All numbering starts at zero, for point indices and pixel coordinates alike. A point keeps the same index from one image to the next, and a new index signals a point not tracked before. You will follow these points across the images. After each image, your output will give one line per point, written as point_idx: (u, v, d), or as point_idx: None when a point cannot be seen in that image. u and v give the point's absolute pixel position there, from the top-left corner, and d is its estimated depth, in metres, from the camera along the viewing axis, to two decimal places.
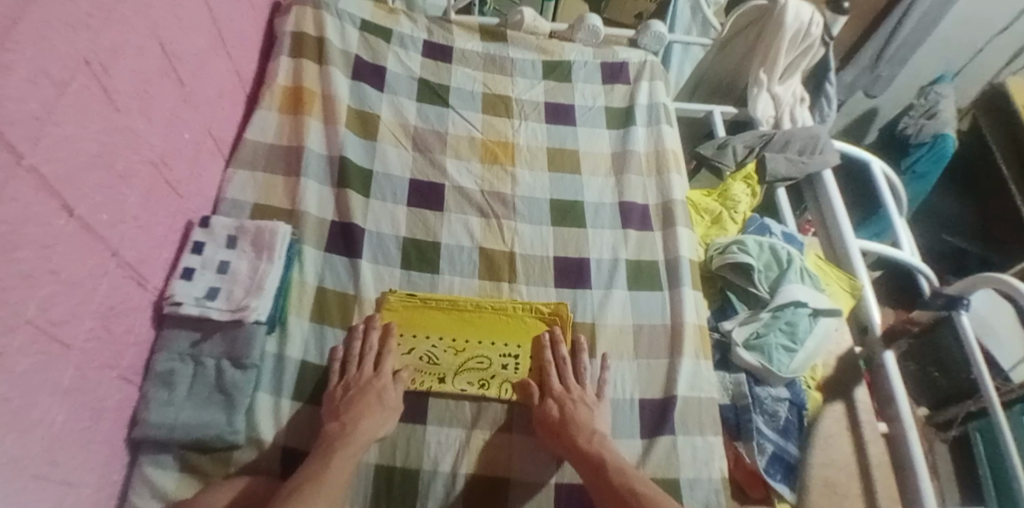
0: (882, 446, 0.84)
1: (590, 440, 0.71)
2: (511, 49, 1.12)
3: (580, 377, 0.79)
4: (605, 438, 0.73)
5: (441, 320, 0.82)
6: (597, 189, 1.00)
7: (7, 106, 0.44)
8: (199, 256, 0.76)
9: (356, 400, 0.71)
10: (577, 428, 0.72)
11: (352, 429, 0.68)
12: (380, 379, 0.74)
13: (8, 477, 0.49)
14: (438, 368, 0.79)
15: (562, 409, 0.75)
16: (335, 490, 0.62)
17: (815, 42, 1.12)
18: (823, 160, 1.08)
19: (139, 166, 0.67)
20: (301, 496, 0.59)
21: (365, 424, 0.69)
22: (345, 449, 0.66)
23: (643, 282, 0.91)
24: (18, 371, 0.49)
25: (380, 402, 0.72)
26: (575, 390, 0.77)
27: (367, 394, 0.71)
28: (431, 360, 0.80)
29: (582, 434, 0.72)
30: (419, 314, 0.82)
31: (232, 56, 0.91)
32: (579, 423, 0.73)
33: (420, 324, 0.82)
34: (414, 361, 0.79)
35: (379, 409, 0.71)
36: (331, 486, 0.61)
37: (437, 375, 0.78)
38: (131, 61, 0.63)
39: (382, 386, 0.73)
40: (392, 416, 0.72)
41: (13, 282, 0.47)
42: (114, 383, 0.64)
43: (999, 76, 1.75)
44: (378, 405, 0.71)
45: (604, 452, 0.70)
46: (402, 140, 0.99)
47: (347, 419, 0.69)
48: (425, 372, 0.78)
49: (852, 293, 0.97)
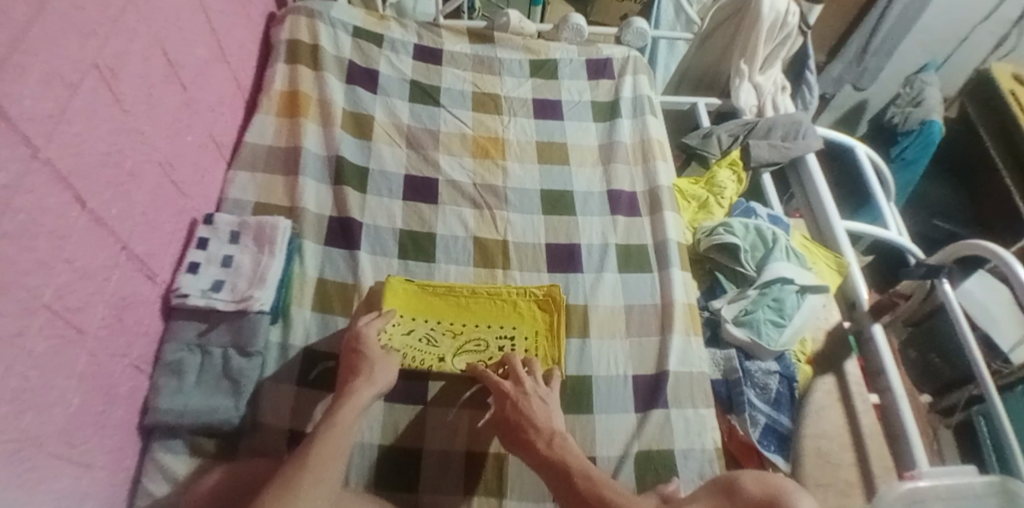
0: (873, 416, 0.86)
1: (550, 444, 0.68)
2: (499, 50, 1.16)
3: (528, 369, 0.78)
4: (566, 438, 0.69)
5: (438, 305, 0.85)
6: (586, 179, 1.03)
7: (24, 104, 0.48)
8: (203, 251, 0.80)
9: (348, 366, 0.72)
10: (536, 431, 0.69)
11: (347, 391, 0.69)
12: (366, 335, 0.75)
13: (27, 452, 0.51)
14: (437, 350, 0.81)
15: (516, 408, 0.72)
16: (332, 446, 0.61)
17: (792, 31, 1.16)
18: (805, 144, 1.11)
19: (146, 166, 0.70)
20: (285, 478, 0.58)
21: (359, 381, 0.70)
22: (337, 424, 0.64)
23: (633, 266, 0.94)
24: (36, 352, 0.51)
25: (371, 358, 0.72)
26: (526, 382, 0.75)
27: (357, 357, 0.73)
28: (431, 341, 0.82)
29: (542, 438, 0.69)
30: (415, 299, 0.85)
31: (231, 64, 0.96)
32: (538, 426, 0.70)
33: (418, 308, 0.84)
34: (413, 340, 0.81)
35: (365, 385, 0.70)
36: (320, 461, 0.59)
37: (436, 356, 0.81)
38: (136, 66, 0.67)
39: (372, 361, 0.72)
40: (381, 393, 0.71)
41: (32, 268, 0.51)
42: (127, 371, 0.67)
43: (985, 62, 1.78)
44: (364, 381, 0.70)
45: (566, 455, 0.66)
46: (396, 139, 1.02)
47: (343, 385, 0.70)
48: (424, 351, 0.81)
49: (838, 270, 0.99)
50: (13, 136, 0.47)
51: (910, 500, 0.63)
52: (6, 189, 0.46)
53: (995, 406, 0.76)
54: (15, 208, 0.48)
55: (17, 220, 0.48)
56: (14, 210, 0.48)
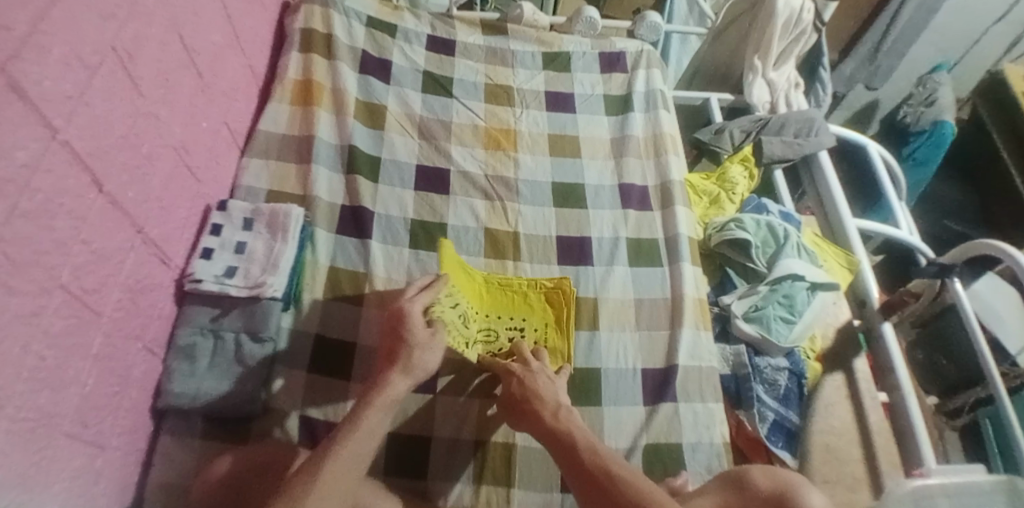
0: (881, 414, 0.87)
1: (556, 416, 0.68)
2: (512, 41, 1.16)
3: (536, 355, 0.79)
4: (572, 412, 0.70)
5: (466, 284, 0.84)
6: (597, 171, 1.04)
7: (44, 84, 0.48)
8: (217, 237, 0.80)
9: (390, 354, 0.69)
10: (541, 404, 0.70)
11: (380, 385, 0.65)
12: (411, 317, 0.71)
13: (43, 430, 0.52)
14: (467, 332, 0.79)
15: (522, 384, 0.72)
16: (351, 455, 0.58)
17: (807, 28, 1.15)
18: (818, 142, 1.10)
19: (161, 150, 0.70)
20: (300, 477, 0.56)
21: (394, 377, 0.66)
22: (364, 422, 0.61)
23: (643, 259, 0.94)
24: (51, 333, 0.52)
25: (413, 345, 0.69)
26: (533, 363, 0.76)
27: (401, 346, 0.69)
28: (464, 320, 0.79)
29: (547, 410, 0.69)
30: (458, 271, 0.83)
31: (246, 51, 0.96)
32: (544, 399, 0.70)
33: (457, 282, 0.82)
34: (456, 316, 0.77)
35: (401, 378, 0.66)
36: (340, 459, 0.57)
37: (464, 339, 0.78)
38: (154, 51, 0.67)
39: (412, 349, 0.69)
40: (418, 383, 0.69)
41: (50, 248, 0.51)
42: (140, 354, 0.68)
43: (999, 63, 1.76)
44: (400, 372, 0.67)
45: (573, 427, 0.67)
46: (408, 129, 1.03)
47: (376, 377, 0.67)
48: (462, 331, 0.77)
49: (850, 269, 0.98)
50: (31, 115, 0.47)
51: (919, 497, 0.63)
52: (24, 169, 0.47)
53: (1005, 410, 0.75)
54: (33, 188, 0.48)
55: (35, 201, 0.48)
56: (32, 191, 0.48)
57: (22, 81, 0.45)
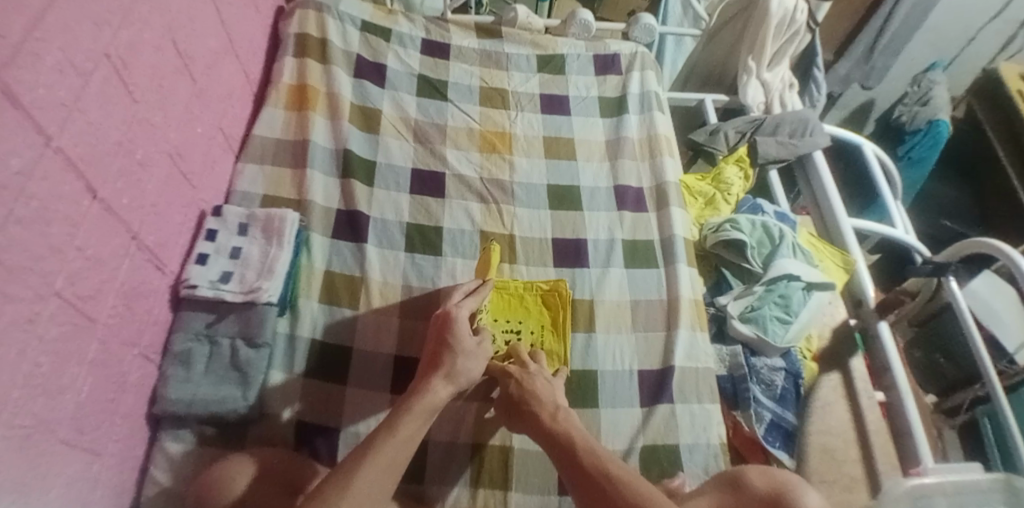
0: (878, 413, 0.86)
1: (554, 417, 0.68)
2: (506, 44, 1.16)
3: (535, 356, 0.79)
4: (570, 414, 0.70)
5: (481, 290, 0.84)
6: (592, 174, 1.04)
7: (39, 91, 0.48)
8: (212, 243, 0.80)
9: (433, 359, 0.70)
10: (540, 404, 0.70)
11: (420, 392, 0.65)
12: (457, 323, 0.72)
13: (39, 437, 0.52)
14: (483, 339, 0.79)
15: (520, 385, 0.73)
16: (387, 461, 0.58)
17: (800, 28, 1.15)
18: (812, 142, 1.09)
19: (156, 156, 0.70)
20: (334, 481, 0.56)
21: (437, 384, 0.66)
22: (403, 427, 0.61)
23: (639, 261, 0.94)
24: (46, 339, 0.52)
25: (460, 352, 0.69)
26: (531, 366, 0.76)
27: (445, 354, 0.69)
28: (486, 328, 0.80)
29: (546, 411, 0.69)
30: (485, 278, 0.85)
31: (240, 57, 0.96)
32: (542, 400, 0.70)
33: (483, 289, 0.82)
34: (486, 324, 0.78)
35: (444, 384, 0.67)
36: (377, 460, 0.58)
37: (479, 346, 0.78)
38: (148, 57, 0.67)
39: (456, 356, 0.69)
40: (459, 391, 0.69)
41: (44, 255, 0.51)
42: (136, 360, 0.68)
43: (993, 62, 1.76)
44: (442, 379, 0.67)
45: (571, 429, 0.67)
46: (403, 133, 1.03)
47: (418, 383, 0.67)
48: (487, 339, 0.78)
49: (845, 268, 0.98)
50: (26, 123, 0.47)
51: (917, 496, 0.63)
52: (19, 176, 0.47)
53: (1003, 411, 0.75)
54: (27, 195, 0.48)
55: (30, 207, 0.48)
56: (27, 197, 0.48)
57: (17, 89, 0.45)
